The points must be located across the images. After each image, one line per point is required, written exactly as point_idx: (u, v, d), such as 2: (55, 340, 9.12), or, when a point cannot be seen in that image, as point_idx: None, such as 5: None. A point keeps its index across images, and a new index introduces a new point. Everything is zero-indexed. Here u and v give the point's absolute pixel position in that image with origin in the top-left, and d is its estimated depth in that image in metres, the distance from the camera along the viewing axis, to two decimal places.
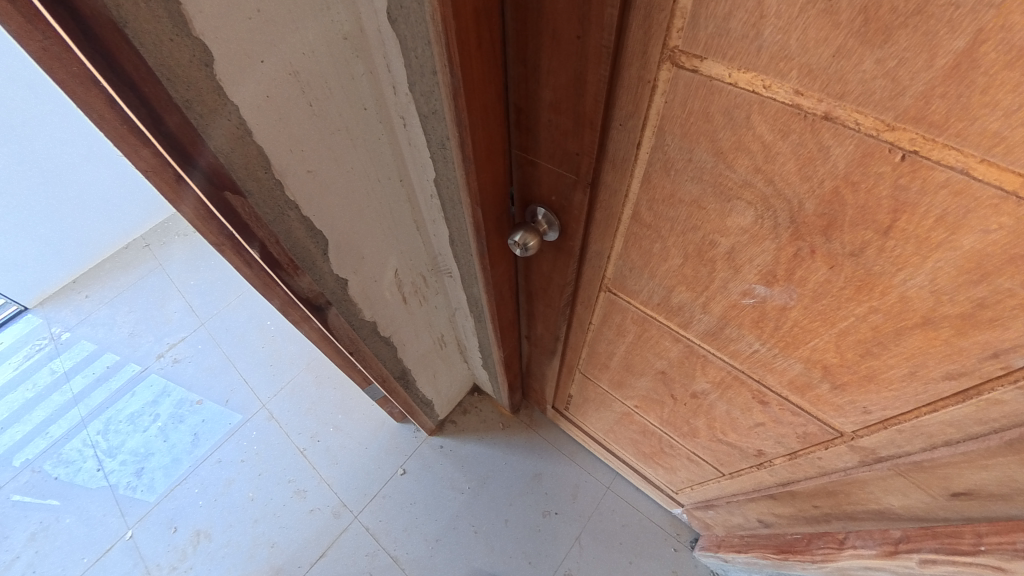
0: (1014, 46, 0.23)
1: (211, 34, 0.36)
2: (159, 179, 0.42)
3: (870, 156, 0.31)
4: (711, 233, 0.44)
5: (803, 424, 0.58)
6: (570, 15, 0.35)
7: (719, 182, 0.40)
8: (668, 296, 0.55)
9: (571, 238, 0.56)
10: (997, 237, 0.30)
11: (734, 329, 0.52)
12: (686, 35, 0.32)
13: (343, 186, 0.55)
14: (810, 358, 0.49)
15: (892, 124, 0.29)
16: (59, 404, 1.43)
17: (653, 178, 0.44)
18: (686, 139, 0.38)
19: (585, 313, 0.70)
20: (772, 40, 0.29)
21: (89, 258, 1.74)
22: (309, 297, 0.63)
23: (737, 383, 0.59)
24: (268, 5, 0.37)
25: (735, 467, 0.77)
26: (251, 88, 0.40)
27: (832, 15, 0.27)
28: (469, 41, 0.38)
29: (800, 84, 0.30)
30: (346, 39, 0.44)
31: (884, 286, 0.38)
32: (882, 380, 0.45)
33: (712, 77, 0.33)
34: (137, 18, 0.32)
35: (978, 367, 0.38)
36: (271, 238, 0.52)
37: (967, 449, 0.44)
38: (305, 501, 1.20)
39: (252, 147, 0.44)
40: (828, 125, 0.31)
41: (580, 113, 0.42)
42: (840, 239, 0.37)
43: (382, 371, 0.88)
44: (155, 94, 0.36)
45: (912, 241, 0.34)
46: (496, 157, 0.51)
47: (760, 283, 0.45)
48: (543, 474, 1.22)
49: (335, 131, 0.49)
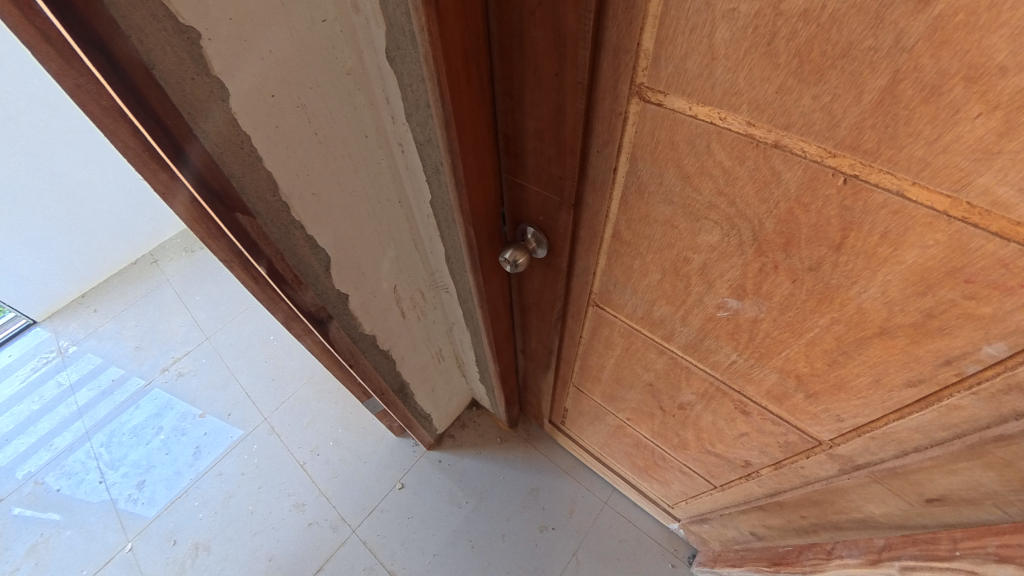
0: (926, 85, 0.27)
1: (228, 74, 0.40)
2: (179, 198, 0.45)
3: (817, 180, 0.35)
4: (685, 250, 0.47)
5: (784, 434, 0.60)
6: (548, 55, 0.39)
7: (688, 204, 0.43)
8: (650, 310, 0.57)
9: (558, 255, 0.59)
10: (935, 252, 0.33)
11: (713, 341, 0.55)
12: (650, 73, 0.36)
13: (344, 207, 0.58)
14: (784, 368, 0.51)
15: (833, 151, 0.33)
16: (63, 416, 1.46)
17: (630, 200, 0.47)
18: (656, 165, 0.42)
19: (575, 327, 0.73)
20: (723, 78, 0.33)
21: (99, 273, 1.80)
22: (312, 311, 0.66)
23: (720, 394, 0.62)
24: (279, 46, 0.42)
25: (725, 479, 0.79)
26: (261, 119, 0.44)
27: (772, 57, 0.30)
28: (458, 77, 0.43)
29: (751, 117, 0.34)
30: (349, 75, 0.48)
31: (842, 298, 0.41)
32: (850, 389, 0.48)
33: (674, 110, 0.37)
34: (164, 61, 0.37)
35: (935, 374, 0.41)
36: (277, 255, 0.56)
37: (935, 453, 0.47)
38: (304, 515, 1.21)
39: (262, 171, 0.48)
40: (778, 152, 0.35)
41: (561, 140, 0.45)
42: (799, 255, 0.40)
43: (382, 384, 0.90)
44: (177, 126, 0.40)
45: (862, 256, 0.37)
46: (487, 181, 0.55)
47: (732, 297, 0.48)
48: (540, 489, 1.23)
49: (339, 157, 0.53)
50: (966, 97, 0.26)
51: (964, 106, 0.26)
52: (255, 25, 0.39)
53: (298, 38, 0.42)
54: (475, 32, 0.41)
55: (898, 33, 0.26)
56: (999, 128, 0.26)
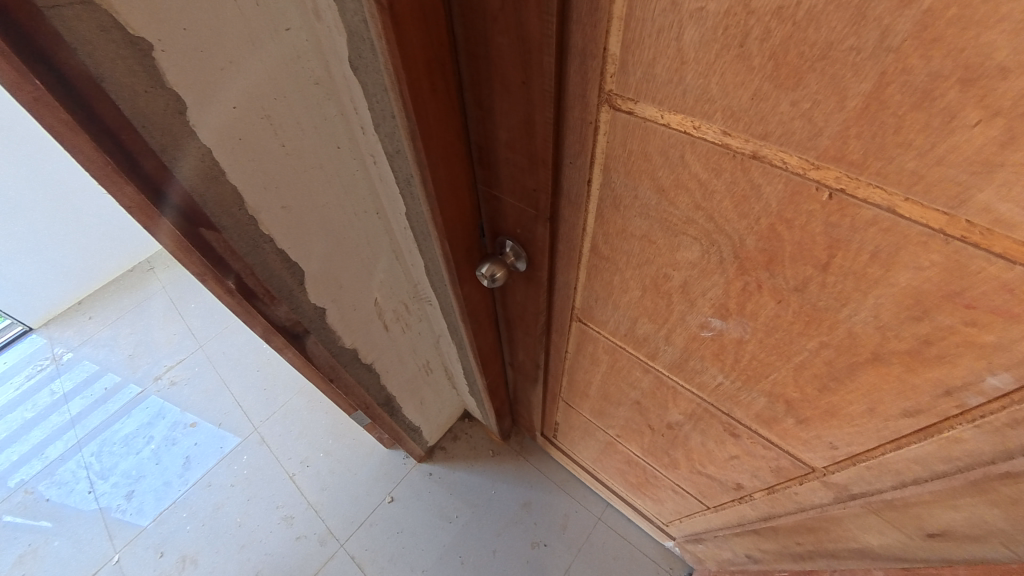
0: (916, 89, 0.24)
1: (183, 85, 0.38)
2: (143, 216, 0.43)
3: (799, 195, 0.32)
4: (664, 267, 0.44)
5: (775, 459, 0.57)
6: (514, 63, 0.37)
7: (665, 219, 0.40)
8: (633, 327, 0.54)
9: (538, 269, 0.56)
10: (930, 274, 0.30)
11: (698, 361, 0.51)
12: (618, 80, 0.33)
13: (317, 221, 0.55)
14: (772, 392, 0.48)
15: (816, 163, 0.29)
16: (56, 425, 1.45)
17: (606, 214, 0.44)
18: (630, 177, 0.39)
19: (560, 342, 0.69)
20: (694, 84, 0.30)
21: (95, 281, 1.79)
22: (287, 325, 0.63)
23: (708, 416, 0.58)
24: (239, 56, 0.39)
25: (718, 500, 0.75)
26: (222, 133, 0.42)
27: (745, 60, 0.27)
28: (421, 86, 0.40)
29: (726, 126, 0.31)
30: (317, 84, 0.45)
31: (831, 321, 0.38)
32: (843, 416, 0.45)
33: (646, 119, 0.34)
34: (115, 73, 0.35)
35: (933, 405, 0.37)
36: (246, 270, 0.54)
37: (935, 487, 0.43)
38: (292, 528, 1.19)
39: (227, 186, 0.45)
40: (757, 164, 0.32)
41: (532, 151, 0.43)
42: (783, 274, 0.37)
43: (365, 399, 0.88)
44: (132, 140, 0.39)
45: (851, 277, 0.34)
46: (460, 192, 0.52)
47: (715, 316, 0.45)
48: (533, 503, 1.20)
49: (310, 169, 0.50)
50: (963, 102, 0.23)
51: (960, 112, 0.23)
52: (211, 34, 0.37)
53: (260, 48, 0.39)
54: (438, 40, 0.39)
55: (883, 31, 0.23)
56: (1000, 137, 0.23)
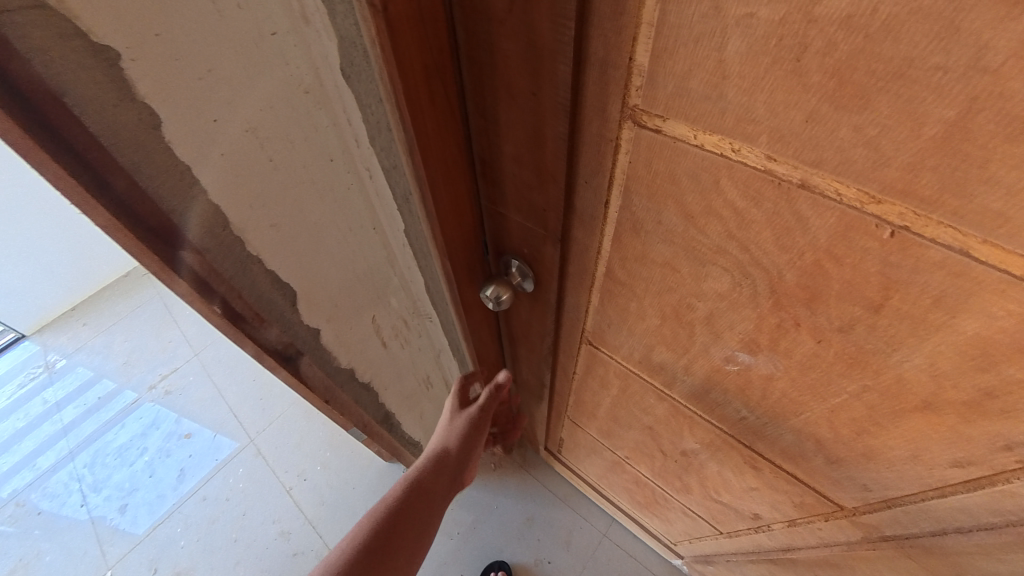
0: (1015, 117, 0.19)
1: (157, 97, 0.34)
2: (122, 238, 0.39)
3: (853, 230, 0.27)
4: (688, 296, 0.40)
5: (799, 494, 0.53)
6: (522, 72, 0.33)
7: (691, 246, 0.36)
8: (648, 354, 0.50)
9: (546, 289, 0.52)
10: (1006, 324, 0.26)
11: (720, 393, 0.47)
12: (645, 94, 0.29)
13: (310, 239, 0.50)
14: (801, 430, 0.44)
15: (877, 196, 0.25)
16: (48, 434, 1.42)
17: (624, 238, 0.40)
18: (654, 201, 0.35)
19: (567, 362, 0.65)
20: (736, 102, 0.26)
21: (89, 286, 1.75)
22: (279, 348, 0.59)
23: (727, 447, 0.54)
24: (221, 63, 0.34)
25: (732, 527, 0.71)
26: (201, 147, 0.38)
27: (800, 76, 0.23)
28: (419, 96, 0.36)
29: (772, 150, 0.27)
30: (307, 93, 0.40)
31: (878, 365, 0.33)
32: (882, 460, 0.41)
33: (675, 138, 0.30)
34: (78, 85, 0.31)
35: (990, 458, 0.33)
36: (233, 292, 0.50)
37: (981, 539, 0.39)
38: (289, 543, 1.16)
39: (209, 205, 0.41)
40: (805, 194, 0.27)
41: (541, 167, 0.38)
42: (826, 313, 0.33)
43: (364, 416, 0.84)
44: (102, 159, 0.35)
45: (907, 321, 0.29)
46: (462, 208, 0.48)
47: (743, 350, 0.41)
48: (536, 519, 1.17)
49: (301, 184, 0.45)
50: None
51: None
52: (186, 39, 0.32)
53: (242, 54, 0.35)
54: (437, 46, 0.35)
55: (980, 48, 0.19)
56: None
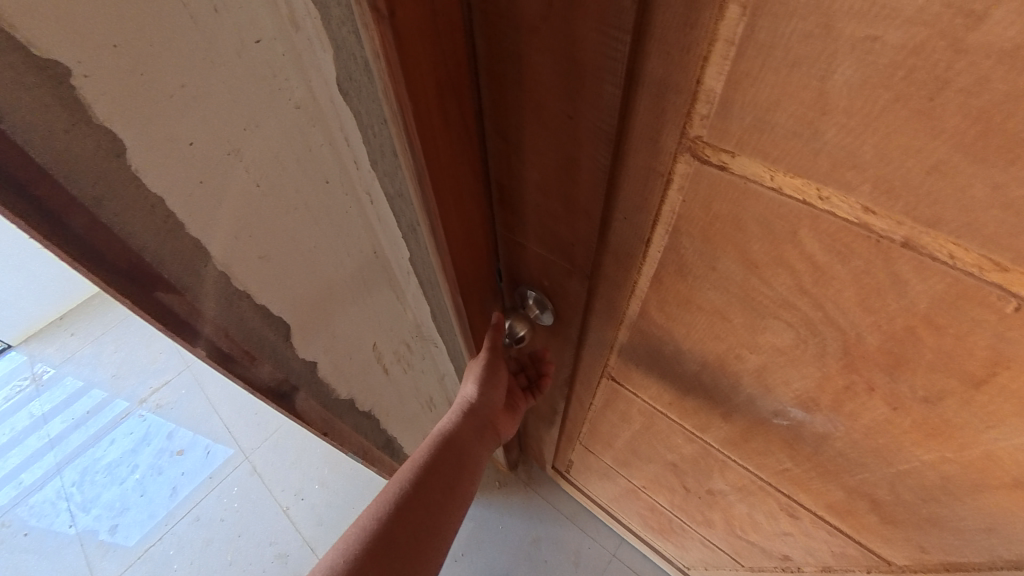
0: None
1: (118, 119, 0.28)
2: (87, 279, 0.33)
3: (964, 298, 0.22)
4: (737, 346, 0.35)
5: (841, 545, 0.48)
6: (557, 92, 0.28)
7: (749, 296, 0.31)
8: (681, 396, 0.45)
9: (567, 324, 0.47)
10: None
11: (761, 442, 0.43)
12: (711, 124, 0.24)
13: (303, 269, 0.45)
14: (854, 488, 0.39)
15: (1004, 265, 0.20)
16: (34, 449, 1.37)
17: (665, 279, 0.35)
18: (708, 245, 0.30)
19: (584, 394, 0.60)
20: (834, 142, 0.21)
21: (77, 293, 1.69)
22: (271, 385, 0.54)
23: (762, 492, 0.50)
24: (195, 78, 0.29)
25: (755, 563, 0.67)
26: (175, 174, 0.32)
27: (930, 119, 0.18)
28: (431, 118, 0.30)
29: (871, 200, 0.22)
30: (298, 109, 0.35)
31: (965, 439, 0.29)
32: (948, 528, 0.36)
33: (746, 177, 0.25)
34: (19, 109, 0.25)
35: None
36: (218, 330, 0.44)
37: None
38: (286, 567, 1.13)
39: (187, 237, 0.36)
40: (907, 253, 0.23)
41: (572, 199, 0.33)
42: (910, 382, 0.28)
43: (365, 444, 0.79)
44: (53, 195, 0.29)
45: (1016, 401, 0.25)
46: (476, 238, 0.42)
47: (796, 406, 0.36)
48: (542, 539, 1.13)
49: (291, 211, 0.40)
50: None
51: None
52: (153, 50, 0.27)
53: (222, 67, 0.30)
54: (454, 59, 0.29)
55: None
56: None
